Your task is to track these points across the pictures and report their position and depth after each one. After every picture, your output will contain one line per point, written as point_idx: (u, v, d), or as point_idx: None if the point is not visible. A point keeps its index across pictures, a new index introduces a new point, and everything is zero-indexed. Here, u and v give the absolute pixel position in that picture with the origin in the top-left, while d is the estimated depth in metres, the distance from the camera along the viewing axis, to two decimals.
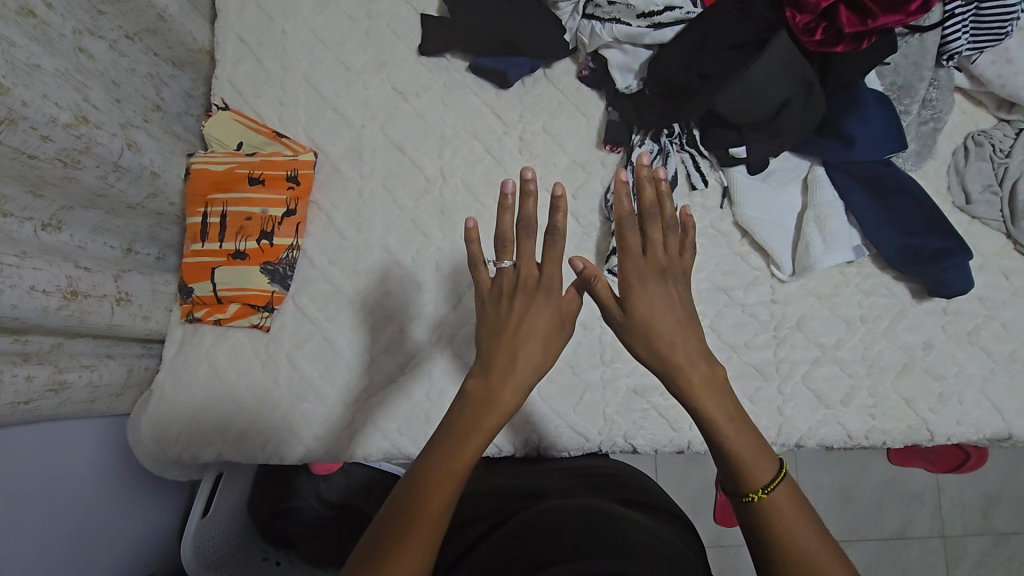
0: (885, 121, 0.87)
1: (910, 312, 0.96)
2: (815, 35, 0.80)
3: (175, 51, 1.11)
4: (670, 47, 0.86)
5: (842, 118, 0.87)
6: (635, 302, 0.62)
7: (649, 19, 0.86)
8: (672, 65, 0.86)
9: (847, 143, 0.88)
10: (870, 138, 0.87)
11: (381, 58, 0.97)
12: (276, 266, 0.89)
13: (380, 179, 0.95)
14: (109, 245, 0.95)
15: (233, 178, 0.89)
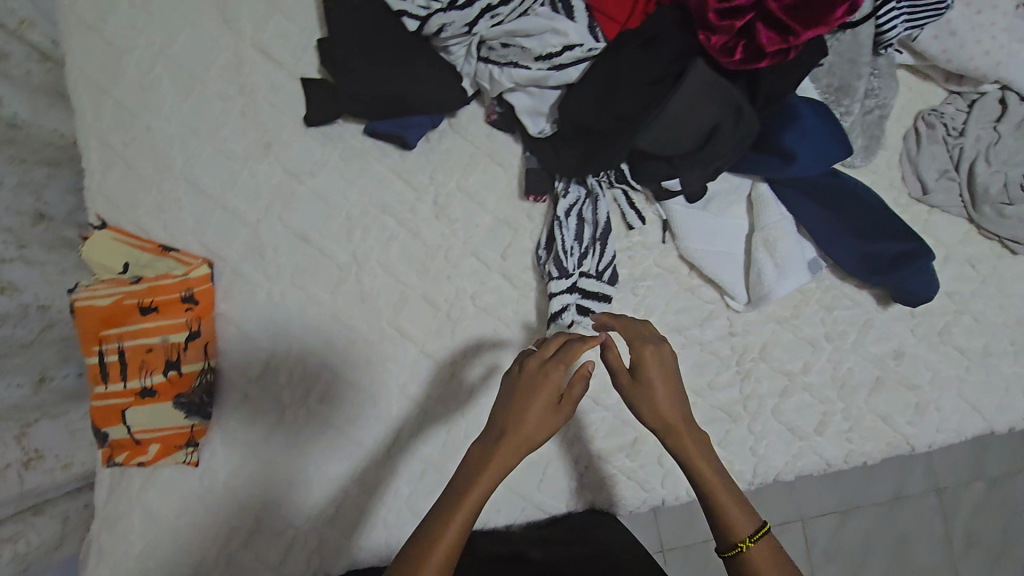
0: (825, 131, 0.78)
1: (877, 321, 0.90)
2: (736, 57, 0.69)
3: (41, 149, 0.83)
4: (578, 87, 0.76)
5: (777, 135, 0.78)
6: (646, 370, 0.62)
7: (551, 60, 0.74)
8: (584, 107, 0.76)
9: (789, 160, 0.79)
10: (813, 152, 0.78)
11: (265, 139, 0.87)
12: (191, 397, 0.82)
13: (289, 277, 0.86)
14: (12, 387, 0.78)
15: (122, 311, 0.80)
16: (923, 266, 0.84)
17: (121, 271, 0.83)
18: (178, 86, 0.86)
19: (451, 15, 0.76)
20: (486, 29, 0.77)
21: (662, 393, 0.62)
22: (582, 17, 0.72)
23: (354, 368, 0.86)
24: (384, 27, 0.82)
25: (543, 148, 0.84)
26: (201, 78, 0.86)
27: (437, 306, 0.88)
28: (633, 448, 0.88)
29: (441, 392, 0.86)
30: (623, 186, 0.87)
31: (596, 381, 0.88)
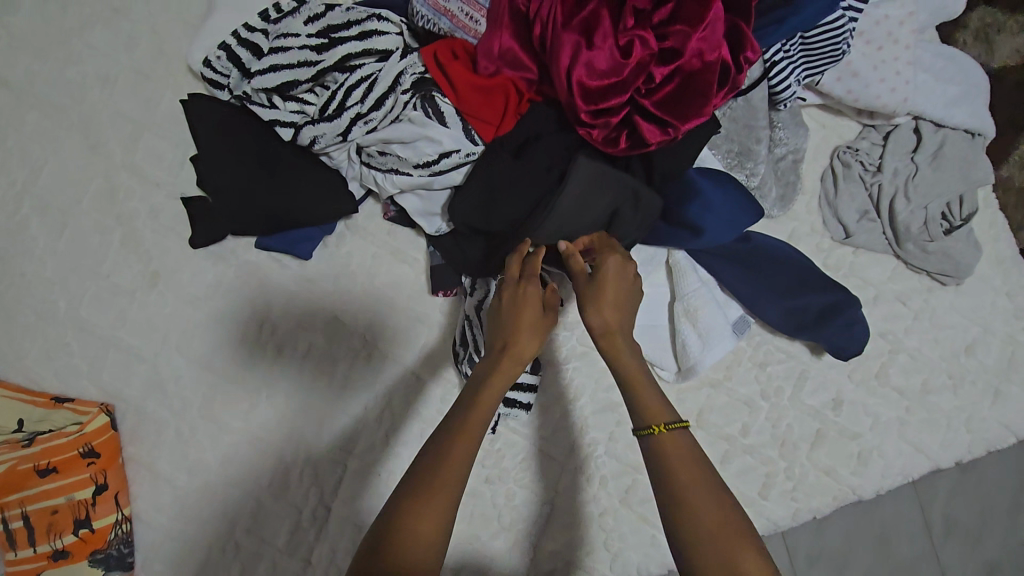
0: (730, 199, 0.75)
1: (812, 372, 0.87)
2: (622, 151, 0.64)
3: None
4: (463, 194, 0.70)
5: (679, 211, 0.75)
6: (601, 266, 0.63)
7: (430, 165, 0.70)
8: (473, 213, 0.70)
9: (696, 233, 0.75)
10: (721, 222, 0.74)
11: (151, 267, 0.82)
12: (108, 551, 0.78)
13: (197, 408, 0.82)
14: None
15: (18, 476, 0.76)
16: (850, 316, 0.81)
17: (16, 428, 0.78)
18: (50, 222, 0.81)
19: (322, 126, 0.73)
20: (360, 135, 0.73)
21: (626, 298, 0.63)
22: (454, 122, 0.70)
23: (279, 492, 0.82)
24: (258, 140, 0.78)
25: (448, 244, 0.78)
26: (74, 211, 0.81)
27: (357, 415, 0.83)
28: (578, 535, 0.85)
29: (374, 504, 0.82)
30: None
31: (533, 471, 0.85)
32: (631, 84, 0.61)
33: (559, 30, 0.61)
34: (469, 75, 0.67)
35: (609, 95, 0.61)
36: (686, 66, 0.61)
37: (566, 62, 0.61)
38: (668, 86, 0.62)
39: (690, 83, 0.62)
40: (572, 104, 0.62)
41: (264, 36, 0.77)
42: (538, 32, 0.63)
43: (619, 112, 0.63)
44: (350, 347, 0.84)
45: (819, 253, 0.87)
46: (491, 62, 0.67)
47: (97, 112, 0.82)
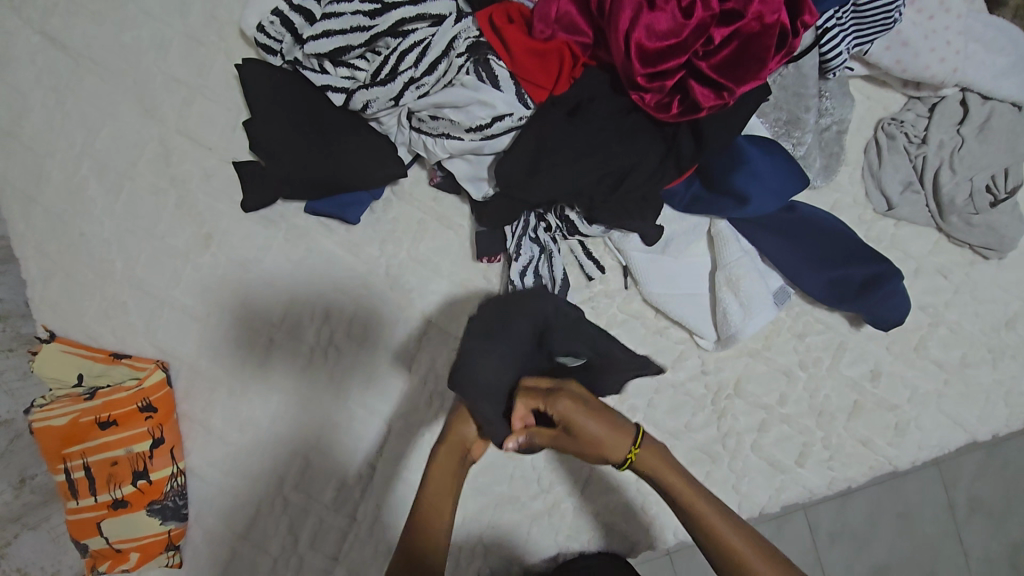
0: (776, 166, 0.75)
1: (850, 343, 0.88)
2: (674, 114, 0.64)
3: None
4: (510, 149, 0.71)
5: (725, 177, 0.75)
6: (570, 420, 0.59)
7: (478, 129, 0.71)
8: (517, 169, 0.70)
9: (742, 200, 0.75)
10: (766, 189, 0.75)
11: (204, 230, 0.84)
12: (164, 502, 0.81)
13: (248, 368, 0.84)
14: None
15: (81, 428, 0.79)
16: (893, 289, 0.82)
17: (76, 382, 0.82)
18: (106, 185, 0.83)
19: (374, 91, 0.74)
20: (412, 100, 0.74)
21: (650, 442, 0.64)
22: (508, 86, 0.70)
23: (322, 449, 0.85)
24: (311, 103, 0.79)
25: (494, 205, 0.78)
26: (129, 174, 0.83)
27: (402, 375, 0.85)
28: (614, 497, 0.86)
29: (417, 465, 0.85)
30: (577, 237, 0.84)
31: None
32: (688, 46, 0.62)
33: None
34: (522, 38, 0.67)
35: (666, 57, 0.62)
36: (745, 28, 0.61)
37: (623, 24, 0.61)
38: (725, 48, 0.62)
39: (748, 45, 0.61)
40: (627, 66, 0.63)
41: (316, 3, 0.78)
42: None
43: (674, 76, 0.63)
44: (394, 311, 0.85)
45: (860, 225, 0.87)
46: (547, 25, 0.67)
47: (151, 75, 0.84)
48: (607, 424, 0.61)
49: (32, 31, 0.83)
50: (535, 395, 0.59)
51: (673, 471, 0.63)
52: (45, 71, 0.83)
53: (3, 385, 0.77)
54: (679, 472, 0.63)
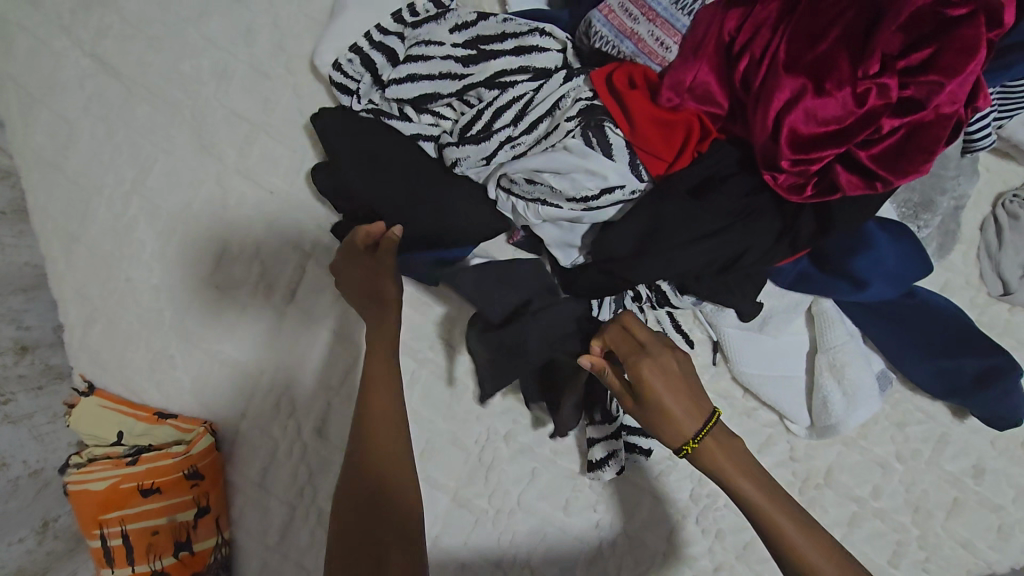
0: (902, 249, 0.68)
1: (952, 435, 0.81)
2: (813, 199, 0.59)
3: None
4: (611, 230, 0.65)
5: (845, 260, 0.68)
6: (636, 364, 0.56)
7: (583, 201, 0.65)
8: (622, 252, 0.64)
9: (862, 286, 0.68)
10: (887, 275, 0.68)
11: (259, 280, 0.77)
12: (207, 575, 0.74)
13: (299, 431, 0.77)
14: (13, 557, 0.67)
15: (121, 493, 0.72)
16: (1015, 385, 0.74)
17: (116, 440, 0.76)
18: (156, 227, 0.76)
19: (466, 149, 0.67)
20: (505, 160, 0.67)
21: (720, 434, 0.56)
22: (622, 154, 0.64)
23: None
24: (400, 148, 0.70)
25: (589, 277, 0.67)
26: (181, 216, 0.76)
27: (465, 445, 0.79)
28: None
29: (476, 542, 0.79)
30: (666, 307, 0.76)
31: (645, 521, 0.80)
32: (848, 132, 0.56)
33: (775, 67, 0.58)
34: (650, 106, 0.62)
35: (820, 141, 0.57)
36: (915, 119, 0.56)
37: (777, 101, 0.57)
38: (887, 138, 0.57)
39: (917, 138, 0.56)
40: (773, 148, 0.58)
41: (400, 40, 0.70)
42: (746, 66, 0.59)
43: (823, 161, 0.58)
44: (461, 376, 0.79)
45: (971, 308, 0.80)
46: (679, 92, 0.61)
47: (209, 109, 0.76)
48: (677, 392, 0.55)
49: (83, 54, 0.76)
50: (630, 338, 0.58)
51: (760, 489, 0.55)
52: (94, 99, 0.76)
53: (32, 429, 0.72)
54: (765, 488, 0.55)
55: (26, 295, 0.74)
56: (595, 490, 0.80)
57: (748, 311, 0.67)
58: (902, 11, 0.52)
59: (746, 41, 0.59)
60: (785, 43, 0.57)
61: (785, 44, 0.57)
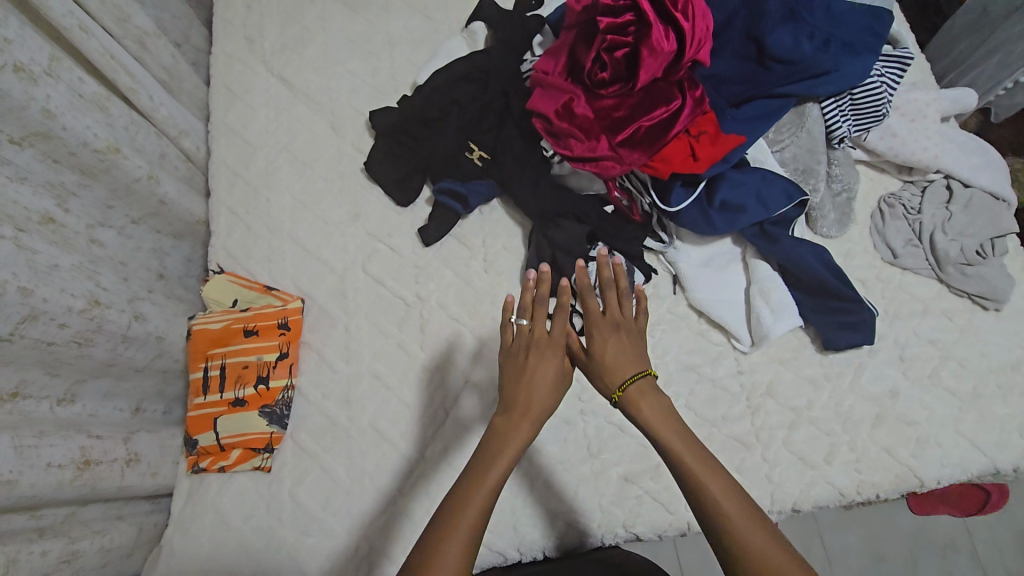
0: (780, 186, 0.98)
1: (869, 363, 1.01)
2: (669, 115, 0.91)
3: None
4: (571, 179, 1.04)
5: (743, 200, 0.97)
6: (601, 349, 0.77)
7: (550, 158, 1.02)
8: (577, 191, 1.04)
9: (741, 210, 0.97)
10: (773, 202, 0.98)
11: (355, 210, 1.11)
12: (274, 408, 0.96)
13: (364, 313, 1.04)
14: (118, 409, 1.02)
15: (230, 333, 0.99)
16: (856, 322, 0.98)
17: (231, 305, 1.03)
18: (294, 171, 1.13)
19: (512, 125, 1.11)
20: None
21: (610, 332, 0.78)
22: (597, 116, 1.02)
23: (408, 389, 1.00)
24: (407, 131, 1.12)
25: (549, 191, 1.03)
26: (311, 166, 1.14)
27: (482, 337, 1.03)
28: (656, 472, 0.95)
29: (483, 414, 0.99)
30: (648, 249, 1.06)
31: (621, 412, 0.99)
32: (722, 106, 0.98)
33: (655, 125, 0.91)
34: (560, 118, 0.95)
35: (593, 107, 0.94)
36: (760, 95, 0.99)
37: (621, 80, 0.91)
38: (561, 127, 0.95)
39: (761, 103, 0.98)
40: (609, 120, 0.94)
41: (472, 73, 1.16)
42: (663, 108, 0.90)
43: (559, 89, 0.96)
44: (486, 285, 1.06)
45: (870, 268, 1.07)
46: (553, 92, 0.96)
47: (342, 108, 1.18)
48: (628, 353, 0.77)
49: (271, 75, 1.22)
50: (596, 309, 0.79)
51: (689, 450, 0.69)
52: (272, 98, 1.20)
53: None
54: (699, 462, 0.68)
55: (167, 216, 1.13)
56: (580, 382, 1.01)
57: (666, 195, 0.97)
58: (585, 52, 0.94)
59: (699, 121, 0.93)
60: (657, 159, 0.93)
61: (657, 161, 0.93)
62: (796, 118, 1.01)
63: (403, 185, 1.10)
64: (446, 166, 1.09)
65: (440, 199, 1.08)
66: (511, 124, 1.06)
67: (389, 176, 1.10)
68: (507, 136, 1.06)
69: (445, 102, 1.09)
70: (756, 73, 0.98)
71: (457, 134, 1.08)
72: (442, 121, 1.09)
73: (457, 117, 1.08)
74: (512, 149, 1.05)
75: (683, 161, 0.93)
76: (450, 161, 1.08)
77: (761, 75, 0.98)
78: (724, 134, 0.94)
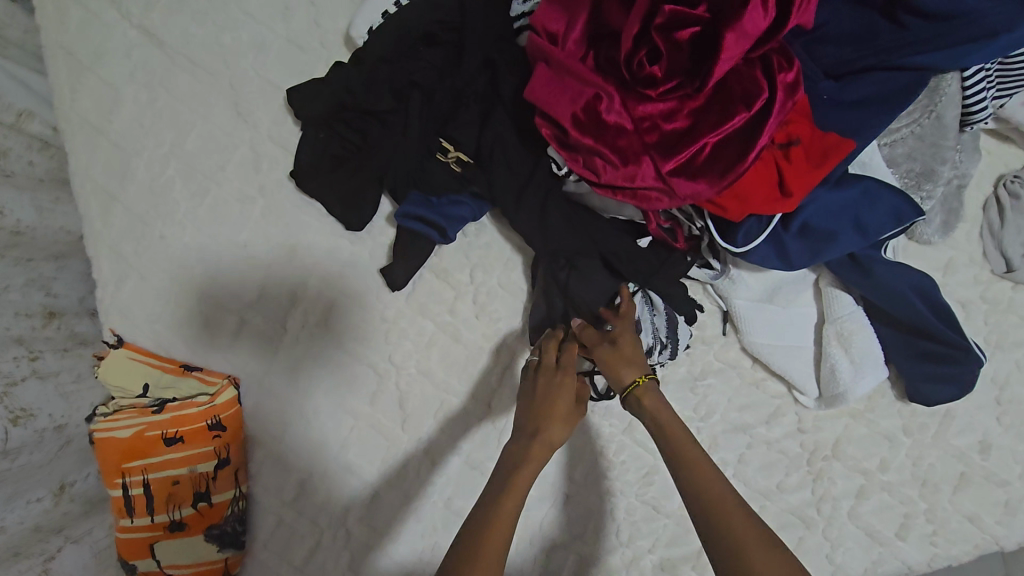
0: (894, 200, 0.68)
1: (958, 411, 0.82)
2: (752, 123, 0.59)
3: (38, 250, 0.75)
4: (593, 198, 0.73)
5: (836, 228, 0.69)
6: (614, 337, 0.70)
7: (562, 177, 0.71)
8: (599, 215, 0.74)
9: (829, 238, 0.69)
10: (879, 225, 0.69)
11: (289, 242, 0.80)
12: (223, 527, 0.76)
13: (322, 387, 0.79)
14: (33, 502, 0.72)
15: (145, 442, 0.74)
16: (954, 373, 0.76)
17: (142, 393, 0.78)
18: (193, 188, 0.80)
19: None
20: None
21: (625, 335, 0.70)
22: None
23: (392, 483, 0.79)
24: (346, 121, 0.76)
25: (562, 216, 0.73)
26: (217, 177, 0.80)
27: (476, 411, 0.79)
28: (698, 559, 0.80)
29: None
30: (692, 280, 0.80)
31: (655, 488, 0.82)
32: (814, 81, 0.65)
33: (726, 140, 0.60)
34: (582, 128, 0.62)
35: (631, 108, 0.61)
36: (878, 66, 0.65)
37: (679, 70, 0.58)
38: (581, 141, 0.62)
39: (878, 78, 0.64)
40: (656, 129, 0.61)
41: None
42: (742, 115, 0.58)
43: (577, 77, 0.61)
44: (478, 340, 0.80)
45: (975, 285, 0.83)
46: (567, 80, 0.62)
47: (247, 79, 0.80)
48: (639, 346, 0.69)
49: (130, 27, 0.81)
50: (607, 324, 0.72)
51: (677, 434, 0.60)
52: (139, 67, 0.81)
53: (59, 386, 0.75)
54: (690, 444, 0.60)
55: (57, 262, 0.77)
56: (603, 455, 0.82)
57: (737, 231, 0.68)
58: (618, 14, 0.59)
59: (786, 122, 0.63)
60: (726, 193, 0.63)
61: (726, 196, 0.63)
62: (924, 96, 0.69)
63: (348, 205, 0.77)
64: (409, 176, 0.75)
65: (404, 223, 0.76)
66: (502, 115, 0.72)
67: (330, 190, 0.77)
68: (495, 134, 0.72)
69: (400, 78, 0.73)
70: (876, 29, 0.64)
71: (421, 130, 0.73)
72: (396, 108, 0.74)
73: (421, 104, 0.73)
74: (506, 157, 0.72)
75: (762, 193, 0.62)
76: (415, 170, 0.75)
77: (883, 33, 0.64)
78: (822, 146, 0.63)
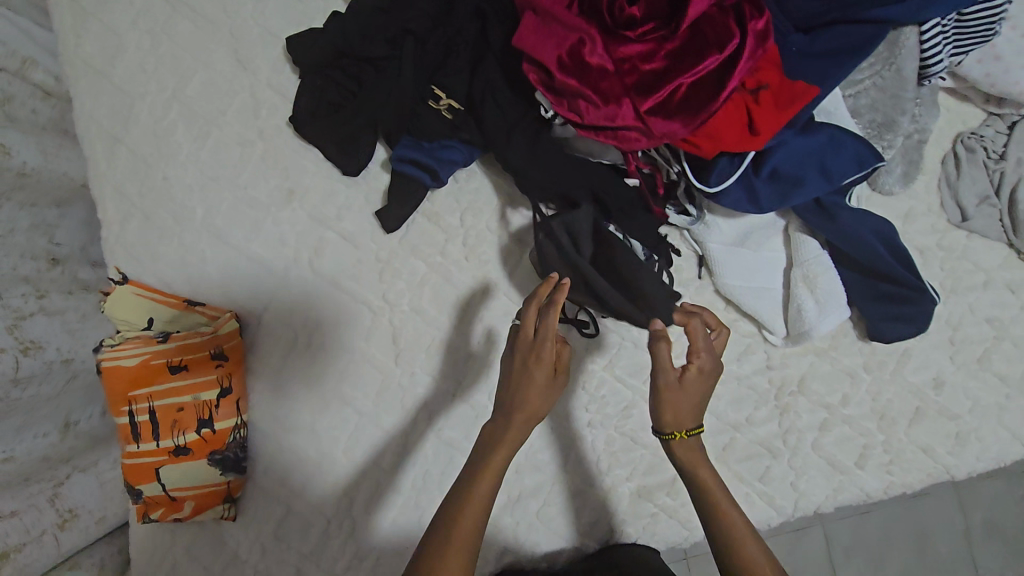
0: (857, 146, 0.73)
1: (915, 351, 0.88)
2: (724, 65, 0.63)
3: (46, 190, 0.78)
4: (578, 142, 0.77)
5: (802, 172, 0.74)
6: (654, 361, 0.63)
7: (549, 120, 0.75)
8: (584, 158, 0.77)
9: (796, 183, 0.74)
10: (842, 170, 0.74)
11: (288, 185, 0.84)
12: (225, 453, 0.81)
13: (319, 324, 0.83)
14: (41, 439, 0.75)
15: (150, 371, 0.79)
16: (911, 313, 0.82)
17: (146, 326, 0.82)
18: (195, 133, 0.83)
19: None
20: None
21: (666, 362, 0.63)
22: None
23: (386, 414, 0.83)
24: (343, 70, 0.80)
25: (550, 158, 0.76)
26: (218, 122, 0.84)
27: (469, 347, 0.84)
28: (673, 486, 0.86)
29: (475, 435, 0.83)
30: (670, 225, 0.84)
31: (633, 421, 0.87)
32: (784, 34, 0.72)
33: (699, 82, 0.64)
34: (567, 71, 0.66)
35: (612, 53, 0.65)
36: (841, 21, 0.70)
37: (657, 16, 0.64)
38: (566, 83, 0.66)
39: (841, 31, 0.70)
40: (635, 72, 0.66)
41: None
42: (714, 57, 0.62)
43: (562, 24, 0.65)
44: (467, 280, 0.84)
45: (933, 233, 0.88)
46: (554, 27, 0.66)
47: (246, 29, 0.84)
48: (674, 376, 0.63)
49: None
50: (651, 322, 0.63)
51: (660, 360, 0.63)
52: (141, 16, 0.84)
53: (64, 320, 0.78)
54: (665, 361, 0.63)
55: (62, 204, 0.80)
56: (584, 389, 0.87)
57: (716, 172, 0.73)
58: None
59: (756, 69, 0.67)
60: (700, 133, 0.67)
61: (700, 136, 0.68)
62: (885, 49, 0.74)
63: (345, 150, 0.81)
64: (403, 121, 0.79)
65: (399, 165, 0.81)
66: (492, 62, 0.76)
67: (327, 135, 0.81)
68: (485, 81, 0.76)
69: (395, 27, 0.76)
70: None
71: (416, 77, 0.77)
72: (391, 56, 0.77)
73: (415, 52, 0.77)
74: (496, 101, 0.76)
75: (734, 134, 0.67)
76: (409, 116, 0.79)
77: None
78: (790, 91, 0.67)
